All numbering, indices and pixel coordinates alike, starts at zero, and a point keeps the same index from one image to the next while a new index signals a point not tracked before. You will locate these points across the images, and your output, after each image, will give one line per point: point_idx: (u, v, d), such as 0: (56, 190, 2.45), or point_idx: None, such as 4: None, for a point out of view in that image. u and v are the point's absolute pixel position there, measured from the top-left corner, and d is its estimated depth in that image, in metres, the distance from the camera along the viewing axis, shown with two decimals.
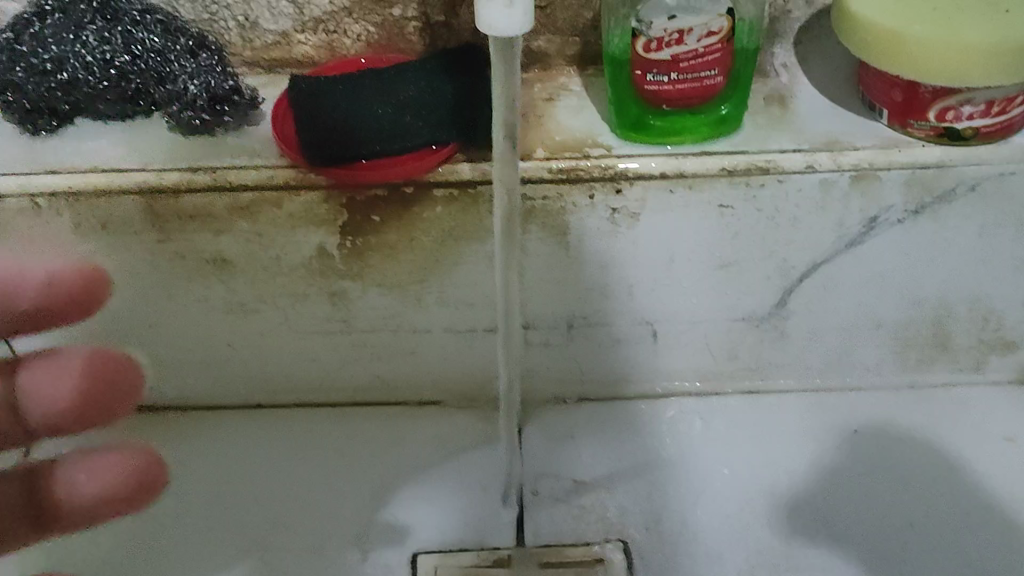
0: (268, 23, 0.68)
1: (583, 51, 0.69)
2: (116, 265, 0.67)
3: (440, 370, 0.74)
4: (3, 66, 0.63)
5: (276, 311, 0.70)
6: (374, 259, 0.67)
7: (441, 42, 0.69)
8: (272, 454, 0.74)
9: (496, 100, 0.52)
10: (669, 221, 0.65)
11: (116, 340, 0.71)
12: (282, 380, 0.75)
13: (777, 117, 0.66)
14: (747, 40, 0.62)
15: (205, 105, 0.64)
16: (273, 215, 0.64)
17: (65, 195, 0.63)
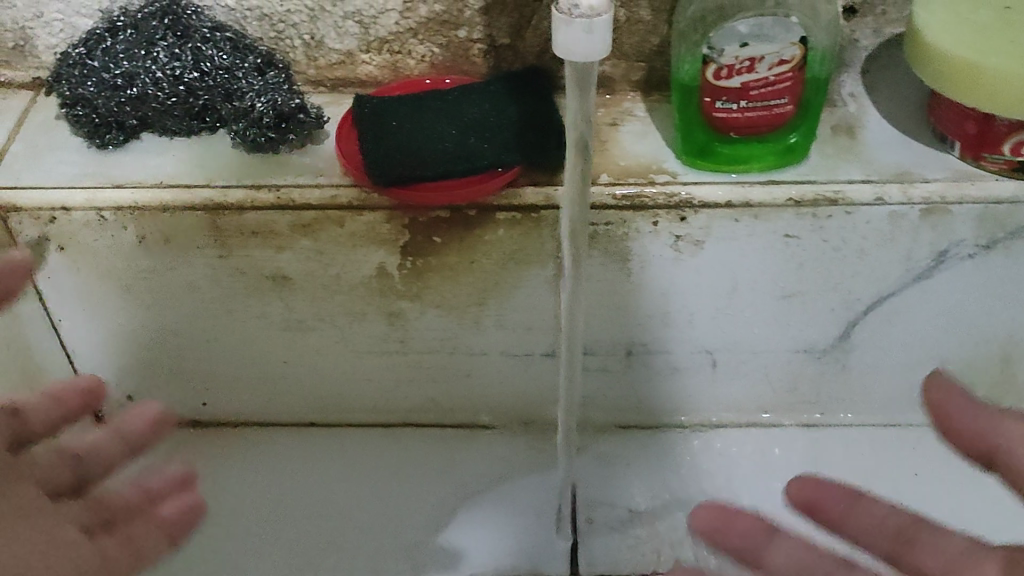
0: (334, 42, 0.68)
1: (649, 76, 0.69)
2: (177, 280, 0.67)
3: (494, 394, 0.74)
4: (77, 81, 0.65)
5: (333, 329, 0.70)
6: (434, 280, 0.67)
7: (505, 65, 0.69)
8: (325, 473, 0.74)
9: (571, 122, 0.52)
10: (734, 251, 0.64)
11: (173, 355, 0.72)
12: (336, 400, 0.75)
13: (846, 146, 0.65)
14: (819, 69, 0.61)
15: (271, 123, 0.64)
16: (335, 234, 0.64)
17: (130, 210, 0.63)
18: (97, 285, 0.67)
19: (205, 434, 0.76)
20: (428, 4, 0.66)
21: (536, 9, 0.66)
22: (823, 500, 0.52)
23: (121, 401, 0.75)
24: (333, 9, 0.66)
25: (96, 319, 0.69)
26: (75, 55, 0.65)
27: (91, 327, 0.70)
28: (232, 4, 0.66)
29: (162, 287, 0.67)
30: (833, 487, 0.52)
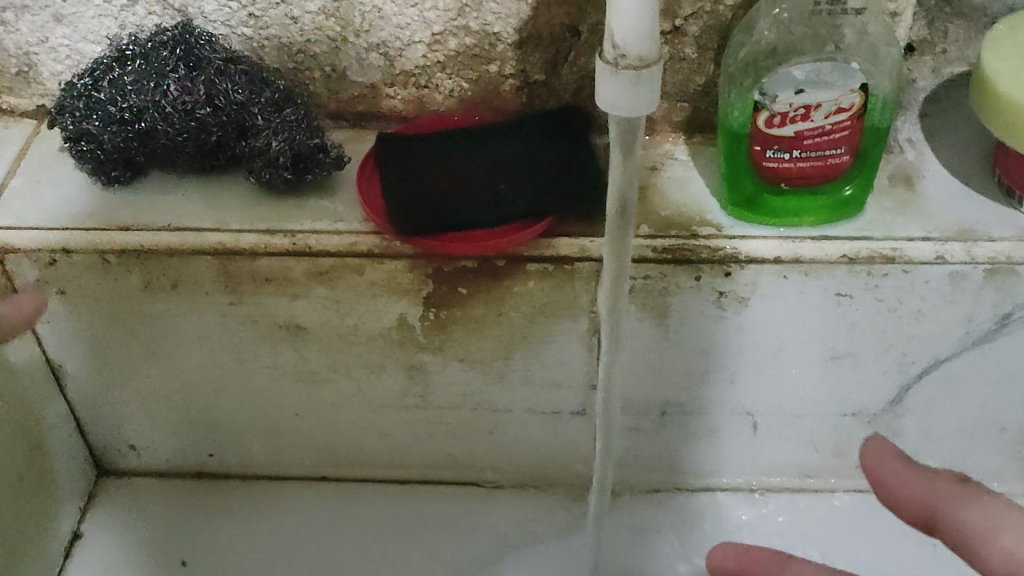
0: (357, 75, 0.64)
1: (692, 117, 0.64)
2: (183, 327, 0.63)
3: (518, 451, 0.69)
4: (81, 114, 0.60)
5: (349, 381, 0.65)
6: (458, 333, 0.62)
7: (538, 102, 0.65)
8: (338, 532, 0.69)
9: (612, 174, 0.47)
10: (781, 308, 0.60)
11: (179, 403, 0.67)
12: (351, 454, 0.70)
13: (904, 199, 0.61)
14: (879, 117, 0.56)
15: (287, 163, 0.60)
16: (354, 282, 0.60)
17: (136, 253, 0.59)
18: (98, 330, 0.63)
19: (212, 485, 0.73)
20: (457, 37, 0.61)
21: (573, 44, 0.61)
22: (889, 492, 0.36)
23: (124, 448, 0.71)
24: (356, 40, 0.62)
25: (97, 365, 0.65)
26: (80, 86, 0.60)
27: (92, 373, 0.66)
28: (249, 33, 0.62)
29: (167, 334, 0.63)
30: (904, 495, 0.35)
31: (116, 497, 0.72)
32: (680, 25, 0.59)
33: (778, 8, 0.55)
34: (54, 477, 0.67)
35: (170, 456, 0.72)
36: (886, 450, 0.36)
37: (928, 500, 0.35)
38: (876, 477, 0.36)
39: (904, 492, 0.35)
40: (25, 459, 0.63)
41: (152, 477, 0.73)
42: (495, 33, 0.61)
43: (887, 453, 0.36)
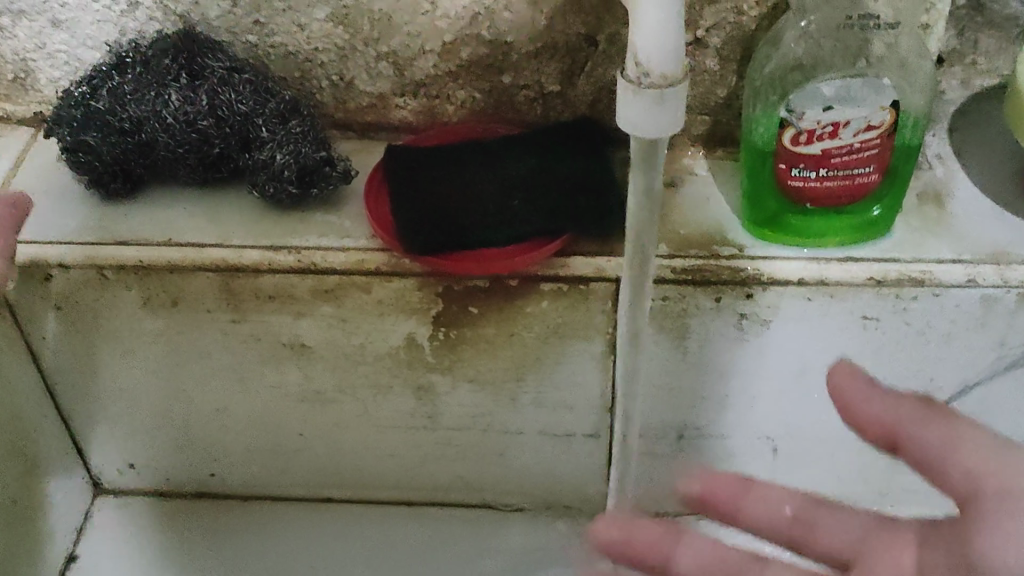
0: (365, 84, 0.62)
1: (712, 130, 0.62)
2: (184, 346, 0.60)
3: (529, 473, 0.67)
4: (79, 125, 0.57)
5: (355, 402, 0.63)
6: (468, 353, 0.60)
7: (553, 114, 0.62)
8: (342, 554, 0.67)
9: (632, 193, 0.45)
10: (805, 332, 0.57)
11: (179, 421, 0.65)
12: (356, 475, 0.68)
13: (933, 218, 0.58)
14: (911, 134, 0.54)
15: (293, 178, 0.58)
16: (361, 300, 0.57)
17: (136, 269, 0.57)
18: (95, 348, 0.61)
19: (212, 505, 0.71)
20: (470, 46, 0.59)
21: (590, 54, 0.59)
22: (852, 410, 0.40)
23: (122, 467, 0.69)
24: (364, 49, 0.60)
25: (94, 384, 0.63)
26: (77, 95, 0.58)
27: (89, 391, 0.64)
28: (253, 40, 0.60)
29: (167, 352, 0.61)
30: (869, 413, 0.40)
31: (114, 517, 0.70)
32: (702, 36, 0.57)
33: (805, 20, 0.53)
34: (49, 497, 0.65)
35: (170, 475, 0.70)
36: (854, 377, 0.40)
37: (891, 420, 0.39)
38: (841, 395, 0.41)
39: (868, 414, 0.40)
40: (18, 481, 0.61)
41: (150, 496, 0.71)
42: (508, 42, 0.58)
43: (853, 373, 0.41)
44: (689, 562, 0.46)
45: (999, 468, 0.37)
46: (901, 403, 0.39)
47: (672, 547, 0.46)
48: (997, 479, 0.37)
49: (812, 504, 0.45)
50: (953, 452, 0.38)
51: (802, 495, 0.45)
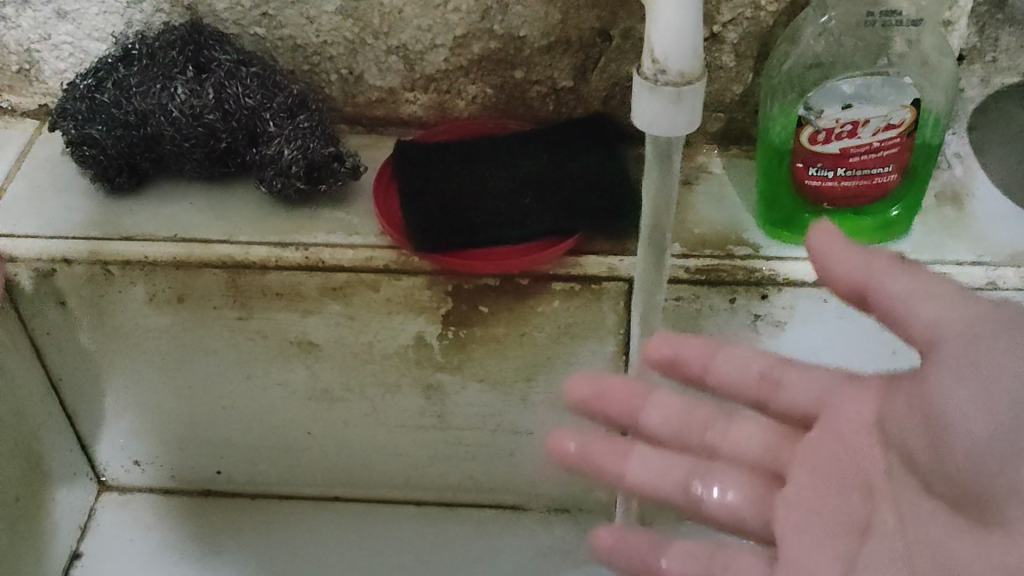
0: (375, 78, 0.61)
1: (728, 128, 0.61)
2: (189, 342, 0.60)
3: (538, 474, 0.66)
4: (84, 118, 0.57)
5: (363, 400, 0.62)
6: (478, 352, 0.59)
7: (566, 110, 0.61)
8: (348, 554, 0.66)
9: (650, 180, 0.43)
10: (823, 332, 0.56)
11: (183, 417, 0.65)
12: (364, 473, 0.68)
13: (952, 219, 0.57)
14: (931, 134, 0.53)
15: (300, 173, 0.57)
16: (369, 298, 0.56)
17: (142, 265, 0.56)
18: (99, 343, 0.60)
19: (218, 503, 0.70)
20: (481, 41, 0.58)
21: (604, 49, 0.58)
22: (828, 269, 0.43)
23: (126, 463, 0.69)
24: (374, 43, 0.59)
25: (98, 379, 0.62)
26: (82, 88, 0.57)
27: (92, 387, 0.63)
28: (261, 33, 0.59)
29: (172, 348, 0.60)
30: (845, 273, 0.43)
31: (118, 514, 0.69)
32: (719, 33, 0.56)
33: (825, 16, 0.52)
34: (53, 495, 0.65)
35: (175, 472, 0.69)
36: (832, 238, 0.43)
37: (864, 279, 0.42)
38: (819, 255, 0.43)
39: (843, 273, 0.43)
40: (22, 479, 0.61)
41: (155, 492, 0.70)
42: (521, 37, 0.57)
43: (830, 234, 0.43)
44: (659, 417, 0.52)
45: (961, 320, 0.42)
46: (873, 254, 0.43)
47: (643, 404, 0.52)
48: (958, 328, 0.42)
49: (778, 365, 0.50)
50: (918, 301, 0.42)
51: (767, 356, 0.50)
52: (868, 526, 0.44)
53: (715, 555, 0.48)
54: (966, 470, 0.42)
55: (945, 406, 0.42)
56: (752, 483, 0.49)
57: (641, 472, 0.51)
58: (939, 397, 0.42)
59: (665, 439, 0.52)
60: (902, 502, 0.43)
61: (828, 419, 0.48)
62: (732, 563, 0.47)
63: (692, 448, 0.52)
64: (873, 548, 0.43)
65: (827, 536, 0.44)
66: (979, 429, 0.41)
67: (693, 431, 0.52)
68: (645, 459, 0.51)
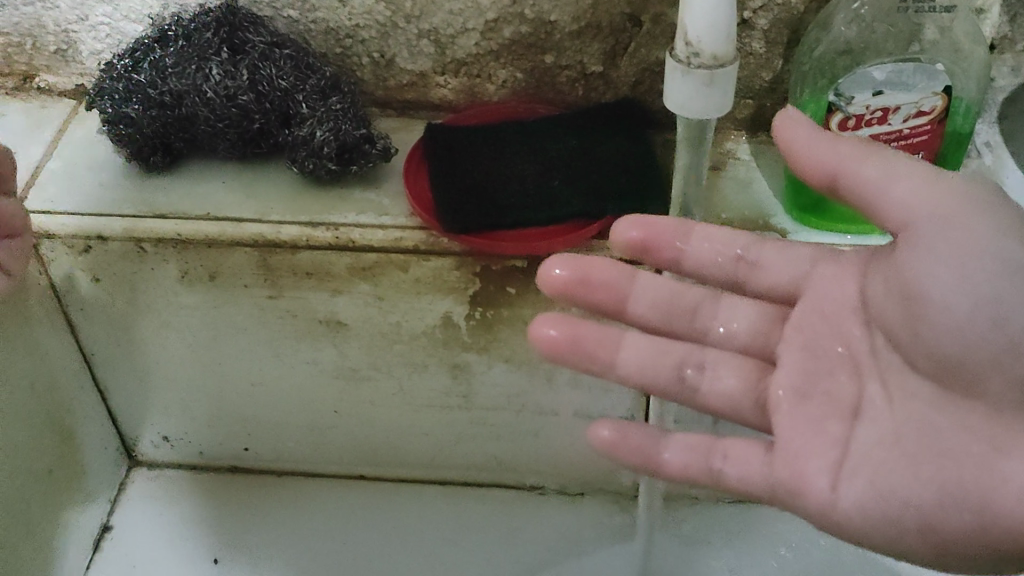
0: (406, 62, 0.61)
1: (757, 114, 0.61)
2: (220, 319, 0.60)
3: (562, 455, 0.67)
4: (120, 98, 0.57)
5: (390, 379, 0.63)
6: (505, 333, 0.59)
7: (595, 95, 0.62)
8: (373, 532, 0.67)
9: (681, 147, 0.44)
10: None
11: (212, 393, 0.65)
12: (390, 452, 0.68)
13: None
14: (962, 122, 0.53)
15: (332, 154, 0.57)
16: (397, 279, 0.57)
17: (175, 243, 0.57)
18: (131, 320, 0.61)
19: (246, 480, 0.71)
20: (512, 25, 0.58)
21: (633, 35, 0.58)
22: (796, 156, 0.43)
23: (157, 440, 0.70)
24: (406, 26, 0.59)
25: (131, 356, 0.63)
26: (119, 68, 0.58)
27: (123, 363, 0.64)
28: (295, 16, 0.60)
29: (201, 325, 0.61)
30: (813, 158, 0.42)
31: (148, 489, 0.71)
32: (749, 19, 0.56)
33: (858, 2, 0.52)
34: (84, 470, 0.66)
35: (204, 449, 0.70)
36: (798, 125, 0.43)
37: (833, 165, 0.42)
38: (786, 142, 0.43)
39: (811, 159, 0.42)
40: (55, 453, 0.62)
41: (185, 468, 0.72)
42: (552, 21, 0.58)
43: (798, 121, 0.43)
44: (645, 303, 0.48)
45: (936, 200, 0.41)
46: (841, 142, 0.42)
47: (629, 287, 0.47)
48: (933, 205, 0.41)
49: (755, 245, 0.48)
50: (890, 186, 0.41)
51: (742, 236, 0.48)
52: (857, 407, 0.44)
53: (716, 445, 0.44)
54: (949, 352, 0.41)
55: (924, 288, 0.41)
56: (747, 368, 0.47)
57: (636, 359, 0.46)
58: (914, 278, 0.41)
59: (651, 325, 0.48)
60: (891, 384, 0.44)
61: (809, 301, 0.47)
62: (731, 450, 0.43)
63: (677, 334, 0.49)
64: (865, 430, 0.43)
65: (819, 420, 0.43)
66: (960, 309, 0.41)
67: (679, 316, 0.48)
68: (637, 343, 0.46)
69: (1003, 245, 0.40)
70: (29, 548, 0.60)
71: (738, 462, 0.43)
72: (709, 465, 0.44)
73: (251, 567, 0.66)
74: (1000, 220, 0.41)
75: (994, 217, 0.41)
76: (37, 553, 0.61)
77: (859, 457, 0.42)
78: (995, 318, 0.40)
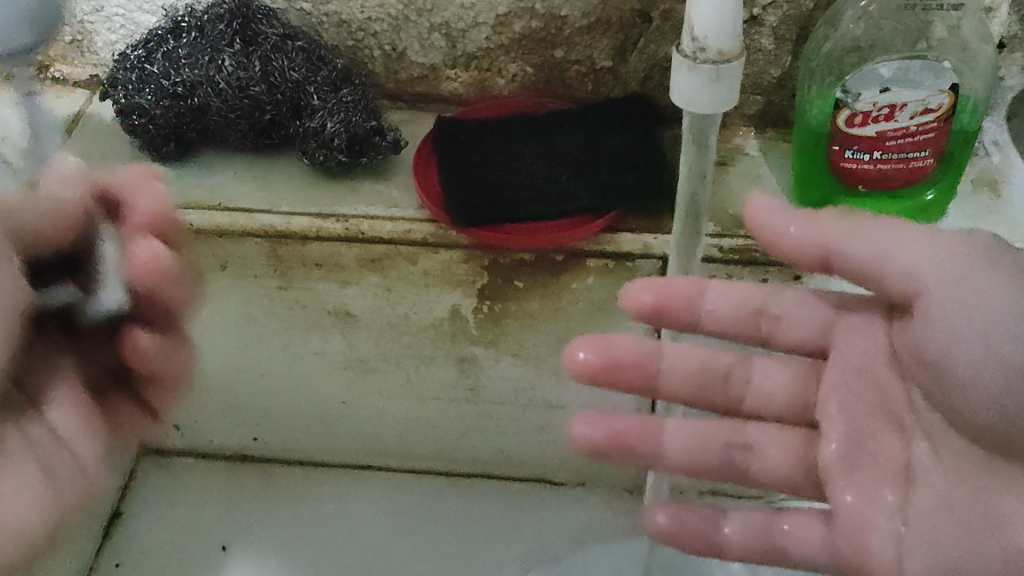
0: (417, 55, 0.62)
1: (765, 110, 0.61)
2: (231, 309, 0.61)
3: (568, 449, 0.67)
4: (134, 88, 0.58)
5: (398, 371, 0.63)
6: (512, 327, 0.60)
7: (605, 90, 0.62)
8: (380, 522, 0.68)
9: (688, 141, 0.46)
10: None
11: (222, 383, 0.66)
12: (397, 443, 0.69)
13: (988, 207, 0.57)
14: (969, 120, 0.53)
15: (342, 146, 0.58)
16: (406, 271, 0.58)
17: (186, 234, 0.58)
18: None
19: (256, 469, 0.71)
20: (523, 19, 0.59)
21: (643, 31, 0.58)
22: (780, 243, 0.43)
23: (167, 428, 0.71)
24: (417, 20, 0.60)
25: None
26: (133, 59, 0.59)
27: None
28: (307, 8, 0.60)
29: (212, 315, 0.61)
30: (799, 245, 0.42)
31: (157, 478, 0.71)
32: (757, 16, 0.56)
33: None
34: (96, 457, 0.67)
35: (213, 438, 0.71)
36: (772, 212, 0.43)
37: (820, 248, 0.42)
38: (766, 230, 0.43)
39: (797, 245, 0.42)
40: None
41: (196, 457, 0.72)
42: (562, 16, 0.58)
43: (771, 207, 0.43)
44: (675, 378, 0.48)
45: (933, 263, 0.42)
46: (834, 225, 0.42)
47: (656, 364, 0.47)
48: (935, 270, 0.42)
49: (775, 299, 0.47)
50: (883, 258, 0.42)
51: (757, 290, 0.47)
52: (907, 470, 0.43)
53: (775, 521, 0.45)
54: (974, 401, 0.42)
55: (942, 342, 0.42)
56: (790, 440, 0.47)
57: (680, 444, 0.48)
58: (939, 353, 0.42)
59: (683, 395, 0.49)
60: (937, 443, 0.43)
61: (838, 361, 0.46)
62: (792, 525, 0.45)
63: (716, 401, 0.49)
64: (919, 496, 0.42)
65: (873, 494, 0.43)
66: (976, 354, 0.41)
67: (712, 384, 0.49)
68: (677, 430, 0.48)
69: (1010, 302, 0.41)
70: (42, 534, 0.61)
71: (800, 540, 0.44)
72: (771, 541, 0.45)
73: (261, 553, 0.67)
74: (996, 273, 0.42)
75: (998, 278, 0.42)
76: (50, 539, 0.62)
77: (918, 526, 0.42)
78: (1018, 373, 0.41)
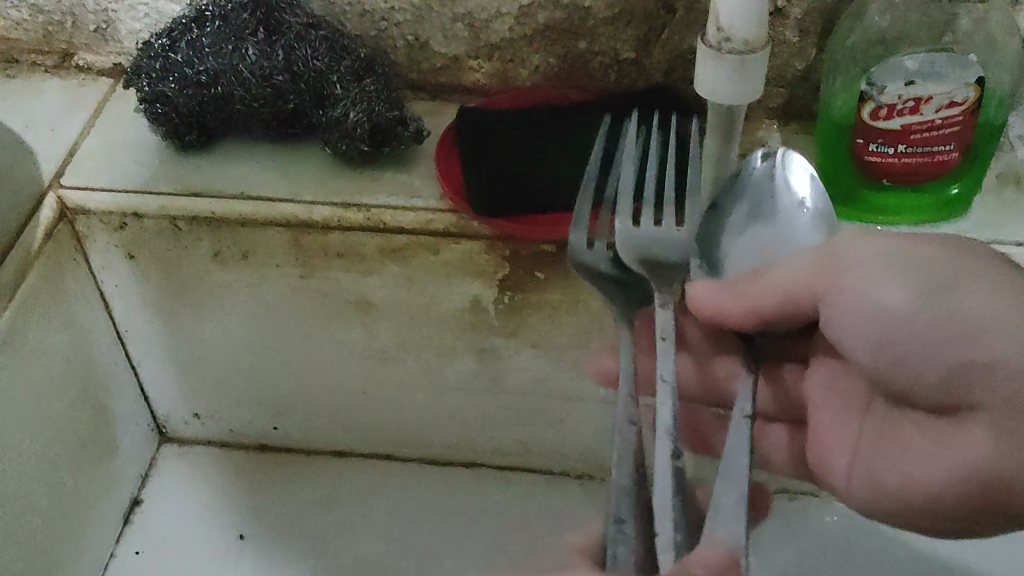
0: (440, 45, 0.62)
1: (788, 103, 0.61)
2: (253, 297, 0.61)
3: (587, 441, 0.67)
4: (158, 76, 0.58)
5: (418, 361, 0.64)
6: (533, 317, 0.59)
7: (628, 81, 0.62)
8: (397, 511, 0.68)
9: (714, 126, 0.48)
10: None
11: (244, 369, 0.66)
12: (415, 432, 0.69)
13: (1014, 201, 0.56)
14: (994, 114, 0.52)
15: (365, 136, 0.58)
16: (428, 262, 0.57)
17: (207, 222, 0.58)
18: (166, 297, 0.62)
19: (276, 457, 0.72)
20: (547, 11, 0.59)
21: (667, 22, 0.58)
22: (723, 314, 0.49)
23: (187, 416, 0.71)
24: (441, 10, 0.60)
25: (166, 332, 0.65)
26: (157, 47, 0.59)
27: (159, 340, 0.65)
28: None
29: (236, 303, 0.62)
30: (735, 312, 0.48)
31: (176, 466, 0.72)
32: (783, 7, 0.56)
33: None
34: (116, 445, 0.67)
35: (232, 426, 0.71)
36: (698, 287, 0.50)
37: (747, 307, 0.48)
38: (706, 306, 0.49)
39: (734, 312, 0.48)
40: (88, 425, 0.63)
41: (215, 447, 0.73)
42: (585, 7, 0.58)
43: (700, 283, 0.50)
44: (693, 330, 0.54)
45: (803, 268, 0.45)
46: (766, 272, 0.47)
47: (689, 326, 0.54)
48: (823, 279, 0.44)
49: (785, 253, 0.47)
50: (789, 277, 0.46)
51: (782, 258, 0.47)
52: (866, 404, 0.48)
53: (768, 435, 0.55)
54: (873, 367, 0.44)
55: (834, 330, 0.45)
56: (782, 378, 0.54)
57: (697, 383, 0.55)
58: (837, 339, 0.45)
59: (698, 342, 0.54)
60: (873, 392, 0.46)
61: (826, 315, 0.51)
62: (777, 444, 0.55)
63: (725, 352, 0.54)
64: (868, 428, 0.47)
65: (839, 425, 0.49)
66: (854, 337, 0.44)
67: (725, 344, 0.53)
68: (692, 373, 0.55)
69: (881, 294, 0.41)
70: (63, 516, 0.62)
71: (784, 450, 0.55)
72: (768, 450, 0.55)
73: (275, 545, 0.66)
74: (861, 253, 0.43)
75: (879, 268, 0.42)
76: (72, 521, 0.63)
77: (856, 471, 0.47)
78: (895, 354, 0.42)
